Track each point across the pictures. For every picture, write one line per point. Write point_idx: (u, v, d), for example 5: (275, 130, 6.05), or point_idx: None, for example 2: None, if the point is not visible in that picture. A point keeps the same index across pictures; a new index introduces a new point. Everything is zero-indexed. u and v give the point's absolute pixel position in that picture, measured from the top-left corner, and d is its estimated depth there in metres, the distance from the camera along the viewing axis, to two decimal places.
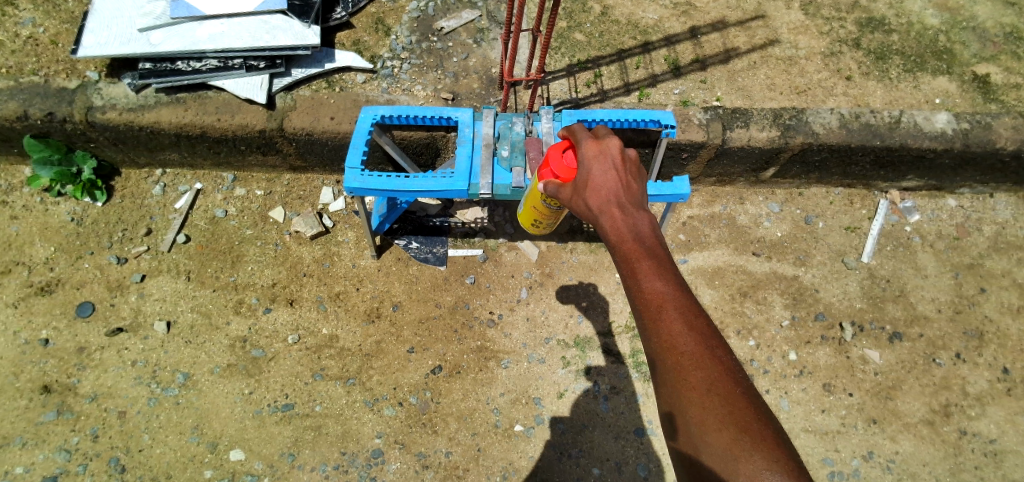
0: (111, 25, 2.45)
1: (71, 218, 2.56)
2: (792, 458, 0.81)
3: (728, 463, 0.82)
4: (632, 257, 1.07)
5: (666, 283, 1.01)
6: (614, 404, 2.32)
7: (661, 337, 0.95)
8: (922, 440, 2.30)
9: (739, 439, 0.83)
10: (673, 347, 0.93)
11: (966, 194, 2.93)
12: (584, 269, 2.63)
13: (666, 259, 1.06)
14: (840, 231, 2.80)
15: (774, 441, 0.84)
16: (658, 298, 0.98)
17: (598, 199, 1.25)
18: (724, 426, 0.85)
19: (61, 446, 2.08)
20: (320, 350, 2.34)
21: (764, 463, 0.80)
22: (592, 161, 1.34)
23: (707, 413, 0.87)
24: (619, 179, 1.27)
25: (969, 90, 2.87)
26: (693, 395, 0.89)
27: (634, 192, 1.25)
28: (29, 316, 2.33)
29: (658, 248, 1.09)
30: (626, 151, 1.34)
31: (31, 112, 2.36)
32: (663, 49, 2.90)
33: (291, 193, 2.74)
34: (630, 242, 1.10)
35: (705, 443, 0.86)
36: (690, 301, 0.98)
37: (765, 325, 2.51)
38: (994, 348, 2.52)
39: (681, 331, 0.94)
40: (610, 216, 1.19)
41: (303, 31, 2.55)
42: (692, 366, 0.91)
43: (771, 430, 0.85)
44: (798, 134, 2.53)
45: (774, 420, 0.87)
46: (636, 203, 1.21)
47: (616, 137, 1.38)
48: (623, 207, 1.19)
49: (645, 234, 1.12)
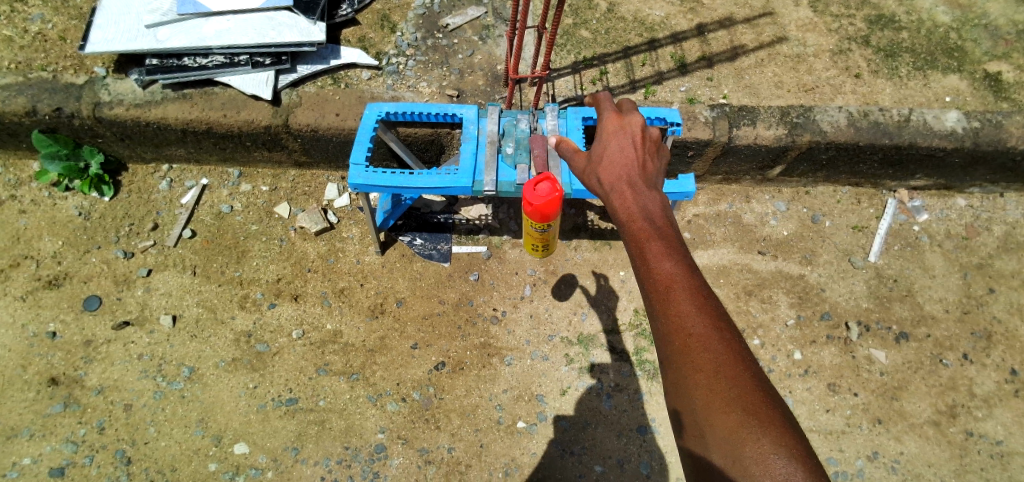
0: (118, 21, 2.46)
1: (79, 212, 2.58)
2: (800, 443, 0.81)
3: (734, 445, 0.81)
4: (642, 238, 1.10)
5: (675, 264, 1.02)
6: (617, 402, 2.31)
7: (669, 319, 0.95)
8: (927, 441, 2.28)
9: (746, 422, 0.83)
10: (680, 329, 0.93)
11: (976, 193, 2.90)
12: (588, 267, 2.62)
13: (675, 241, 1.08)
14: (847, 230, 2.77)
15: (784, 424, 0.83)
16: (666, 280, 0.99)
17: (610, 178, 1.34)
18: (731, 409, 0.84)
19: (67, 437, 2.10)
20: (325, 345, 2.35)
21: (770, 446, 0.80)
22: (611, 138, 1.47)
23: (714, 396, 0.86)
24: (635, 157, 1.38)
25: (980, 88, 2.83)
26: (700, 378, 0.89)
27: (647, 172, 1.34)
28: (37, 308, 2.35)
29: (667, 230, 1.11)
30: (648, 130, 1.46)
31: (39, 108, 2.38)
32: (669, 46, 2.89)
33: (296, 189, 2.75)
34: (640, 224, 1.14)
35: (712, 427, 0.85)
36: (698, 284, 0.99)
37: (770, 324, 2.50)
38: (1002, 349, 2.50)
39: (688, 313, 0.95)
40: (621, 196, 1.26)
41: (309, 28, 2.55)
42: (700, 348, 0.91)
43: (780, 414, 0.85)
44: (805, 132, 2.51)
45: (783, 403, 0.86)
46: (647, 184, 1.28)
47: (638, 119, 1.50)
48: (633, 187, 1.27)
49: (654, 214, 1.17)
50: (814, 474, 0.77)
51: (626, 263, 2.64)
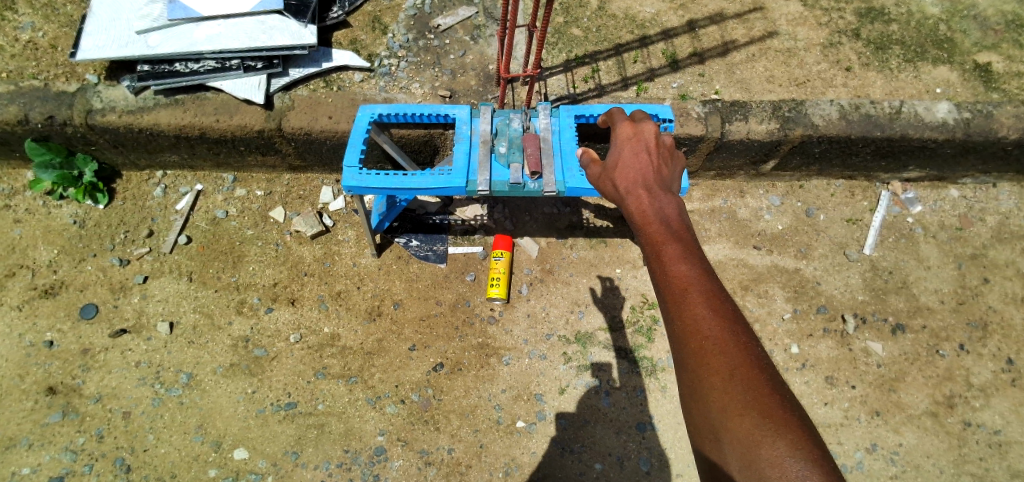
0: (109, 28, 2.46)
1: (74, 221, 2.58)
2: (816, 446, 0.81)
3: (750, 448, 0.82)
4: (658, 241, 1.11)
5: (690, 267, 1.03)
6: (615, 399, 2.32)
7: (684, 321, 0.96)
8: (926, 432, 2.29)
9: (762, 424, 0.83)
10: (696, 331, 0.94)
11: (969, 184, 2.91)
12: (584, 265, 2.63)
13: (691, 245, 1.09)
14: (841, 223, 2.78)
15: (799, 427, 0.84)
16: (682, 283, 1.00)
17: (626, 182, 1.35)
18: (746, 411, 0.85)
19: (66, 446, 2.10)
20: (322, 349, 2.36)
21: (787, 449, 0.80)
22: (625, 145, 1.46)
23: (729, 398, 0.87)
24: (649, 163, 1.38)
25: (970, 79, 2.85)
26: (715, 381, 0.89)
27: (661, 176, 1.34)
28: (34, 318, 2.35)
29: (682, 233, 1.13)
30: (661, 137, 1.46)
31: (32, 116, 2.38)
32: (661, 43, 2.89)
33: (290, 194, 2.75)
34: (655, 227, 1.15)
35: (727, 429, 0.86)
36: (714, 287, 1.00)
37: (766, 318, 2.51)
38: (998, 338, 2.51)
39: (704, 315, 0.95)
40: (636, 199, 1.27)
41: (300, 31, 2.54)
42: (715, 350, 0.91)
43: (797, 418, 0.85)
44: (797, 126, 2.52)
45: (798, 406, 0.86)
46: (662, 187, 1.29)
47: (652, 124, 1.49)
48: (649, 191, 1.27)
49: (669, 218, 1.18)
50: (829, 476, 0.77)
51: (622, 261, 2.65)
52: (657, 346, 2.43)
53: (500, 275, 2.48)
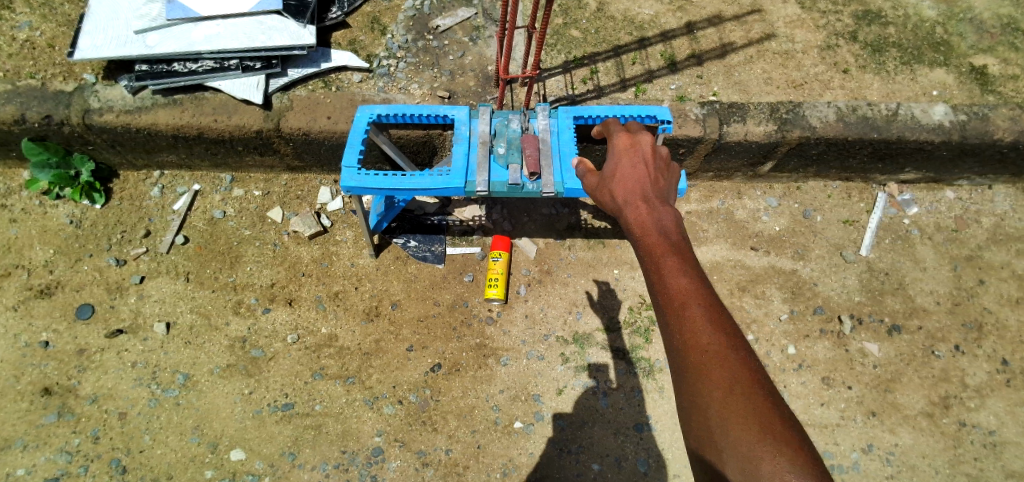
0: (107, 28, 2.45)
1: (70, 221, 2.57)
2: (814, 461, 0.82)
3: (750, 462, 0.82)
4: (656, 253, 1.11)
5: (690, 280, 1.03)
6: (613, 400, 2.32)
7: (684, 335, 0.97)
8: (922, 433, 2.30)
9: (762, 440, 0.83)
10: (696, 345, 0.95)
11: (964, 185, 2.93)
12: (582, 266, 2.63)
13: (689, 258, 1.10)
14: (838, 225, 2.80)
15: (797, 442, 0.84)
16: (681, 296, 1.01)
17: (624, 193, 1.35)
18: (747, 425, 0.85)
19: (62, 447, 2.09)
20: (320, 349, 2.35)
21: (787, 464, 0.80)
22: (622, 156, 1.47)
23: (729, 411, 0.87)
24: (646, 173, 1.38)
25: (966, 82, 2.86)
26: (715, 394, 0.89)
27: (659, 187, 1.35)
28: (29, 318, 2.33)
29: (681, 246, 1.13)
30: (658, 148, 1.47)
31: (29, 116, 2.37)
32: (660, 44, 2.90)
33: (288, 194, 2.74)
34: (654, 238, 1.15)
35: (727, 441, 0.86)
36: (713, 300, 1.00)
37: (764, 319, 2.51)
38: (993, 339, 2.52)
39: (704, 328, 0.96)
40: (634, 209, 1.28)
41: (298, 31, 2.54)
42: (715, 363, 0.92)
43: (795, 434, 0.85)
44: (795, 128, 2.53)
45: (796, 421, 0.87)
46: (660, 198, 1.30)
47: (649, 137, 1.51)
48: (647, 202, 1.28)
49: (668, 229, 1.18)
50: None
51: (620, 262, 2.65)
52: (655, 347, 2.44)
53: (498, 276, 2.48)
